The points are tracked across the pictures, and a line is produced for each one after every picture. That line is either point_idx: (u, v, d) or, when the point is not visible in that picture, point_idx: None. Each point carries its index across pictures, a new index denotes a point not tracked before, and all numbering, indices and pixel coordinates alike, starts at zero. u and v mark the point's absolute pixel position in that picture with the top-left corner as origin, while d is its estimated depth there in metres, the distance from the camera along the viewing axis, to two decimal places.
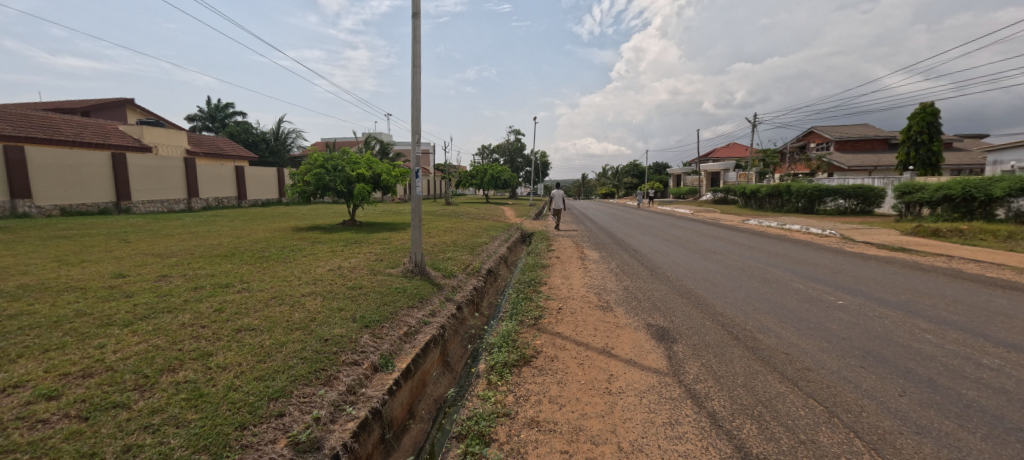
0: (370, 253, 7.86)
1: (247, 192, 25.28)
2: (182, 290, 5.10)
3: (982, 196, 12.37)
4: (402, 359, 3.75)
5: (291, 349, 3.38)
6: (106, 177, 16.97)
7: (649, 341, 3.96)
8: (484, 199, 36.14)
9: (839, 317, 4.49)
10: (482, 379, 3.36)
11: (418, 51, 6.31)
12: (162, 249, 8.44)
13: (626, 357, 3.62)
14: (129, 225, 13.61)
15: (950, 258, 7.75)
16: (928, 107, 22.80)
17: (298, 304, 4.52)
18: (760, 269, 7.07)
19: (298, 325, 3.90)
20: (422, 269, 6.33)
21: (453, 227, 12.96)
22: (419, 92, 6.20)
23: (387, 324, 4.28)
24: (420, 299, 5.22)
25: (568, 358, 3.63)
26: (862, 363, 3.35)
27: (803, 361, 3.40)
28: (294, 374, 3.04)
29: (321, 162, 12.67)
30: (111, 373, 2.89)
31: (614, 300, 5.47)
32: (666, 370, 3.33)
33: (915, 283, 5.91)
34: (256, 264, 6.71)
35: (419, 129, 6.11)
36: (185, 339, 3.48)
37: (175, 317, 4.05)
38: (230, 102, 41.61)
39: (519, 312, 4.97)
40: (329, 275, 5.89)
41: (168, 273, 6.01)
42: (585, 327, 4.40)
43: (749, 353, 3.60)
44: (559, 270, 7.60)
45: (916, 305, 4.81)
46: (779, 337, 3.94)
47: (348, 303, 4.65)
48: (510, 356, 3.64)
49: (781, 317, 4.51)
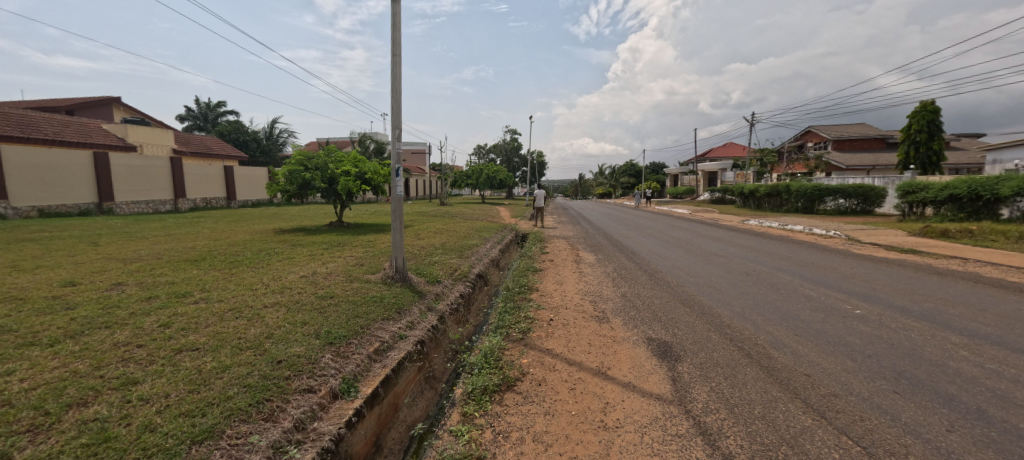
0: (350, 257, 7.34)
1: (236, 192, 24.64)
2: (132, 301, 4.59)
3: (989, 195, 12.00)
4: (368, 382, 3.28)
5: (233, 375, 2.89)
6: (87, 177, 16.35)
7: (649, 359, 3.50)
8: (479, 199, 35.58)
9: (860, 330, 4.04)
10: (455, 409, 2.87)
11: (397, 39, 5.85)
12: (130, 253, 7.91)
13: (624, 380, 3.15)
14: (107, 227, 13.03)
15: (964, 260, 7.32)
16: (929, 105, 22.49)
17: (256, 318, 4.02)
18: (765, 274, 6.63)
19: (250, 344, 3.40)
20: (404, 276, 5.82)
21: (444, 228, 12.53)
22: (398, 83, 5.74)
23: (355, 340, 3.79)
24: (398, 310, 4.72)
25: (558, 381, 3.15)
26: (896, 387, 2.91)
27: (828, 386, 2.95)
28: (229, 408, 2.54)
29: (304, 160, 12.16)
30: (5, 410, 2.40)
31: (611, 309, 5.01)
32: (671, 397, 2.87)
33: (935, 289, 5.47)
34: (224, 270, 6.19)
35: (399, 123, 5.65)
36: (111, 363, 2.99)
37: (110, 335, 3.54)
38: (220, 101, 40.90)
39: (505, 324, 4.49)
40: (299, 283, 5.38)
41: (125, 281, 5.50)
42: (578, 342, 3.93)
43: (764, 374, 3.16)
44: (553, 275, 7.14)
45: (942, 316, 4.36)
46: (797, 355, 3.49)
47: (314, 316, 4.15)
48: (492, 380, 3.16)
49: (796, 330, 4.06)
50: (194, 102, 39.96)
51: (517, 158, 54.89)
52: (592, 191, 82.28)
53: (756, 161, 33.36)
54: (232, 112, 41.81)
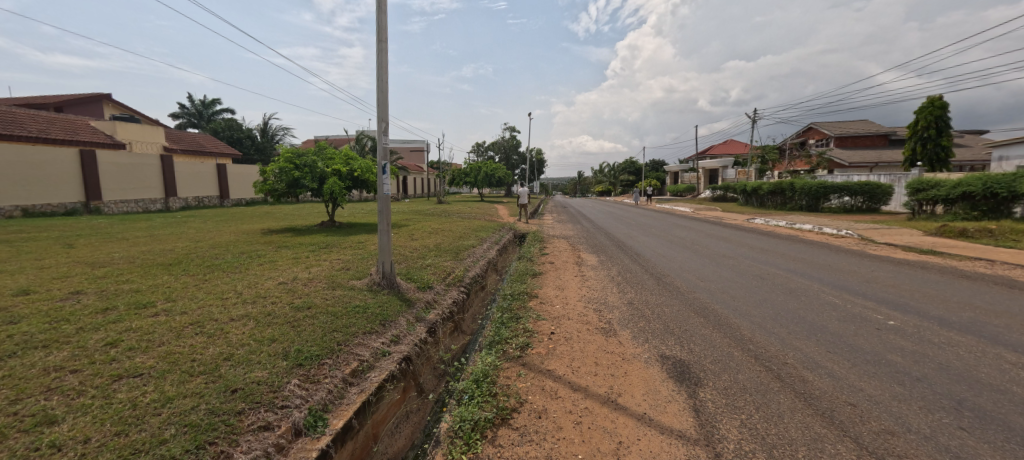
0: (337, 261, 6.84)
1: (228, 191, 24.07)
2: (85, 314, 4.11)
3: (1005, 193, 11.51)
4: (340, 413, 2.81)
5: (175, 411, 2.43)
6: (73, 175, 15.81)
7: (666, 383, 3.04)
8: (477, 198, 35.02)
9: (899, 345, 3.60)
10: (439, 450, 2.42)
11: (384, 23, 5.38)
12: (102, 257, 7.42)
13: (638, 411, 2.69)
14: (88, 228, 12.50)
15: (990, 262, 6.90)
16: (936, 100, 22.01)
17: (219, 334, 3.55)
18: (781, 278, 6.17)
19: (204, 368, 2.94)
20: (392, 282, 5.37)
21: (440, 227, 12.10)
22: (384, 71, 5.26)
23: (330, 359, 3.32)
24: (382, 322, 4.25)
25: (560, 413, 2.69)
26: (961, 422, 2.46)
27: (880, 420, 2.49)
28: (160, 456, 2.08)
29: (292, 158, 11.65)
30: None
31: (617, 319, 4.56)
32: (695, 434, 2.41)
33: (970, 296, 5.01)
34: (198, 276, 5.70)
35: (385, 114, 5.19)
36: (33, 396, 2.53)
37: (44, 357, 3.07)
38: (215, 99, 40.34)
39: (501, 339, 4.01)
40: (275, 290, 4.90)
41: (85, 289, 5.01)
42: (583, 361, 3.48)
43: (800, 402, 2.72)
44: (554, 279, 6.70)
45: (986, 328, 3.93)
46: (834, 377, 3.05)
47: (285, 331, 3.69)
48: (484, 412, 2.70)
49: (828, 346, 3.61)
50: (189, 99, 39.39)
51: (516, 155, 54.53)
52: (590, 189, 81.79)
53: (758, 159, 32.91)
54: (228, 110, 41.32)
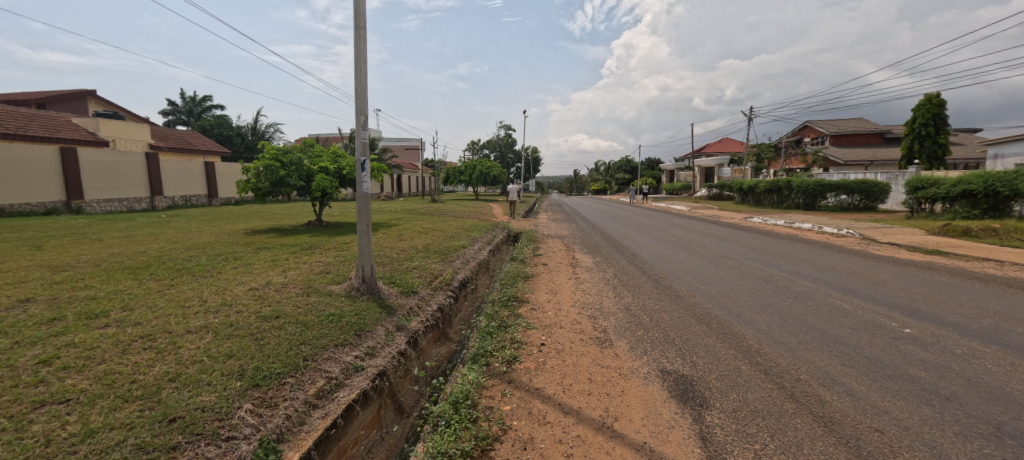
0: (317, 264, 6.45)
1: (216, 189, 23.47)
2: (27, 325, 3.71)
3: (1007, 191, 11.31)
4: (298, 443, 2.45)
5: (95, 447, 2.07)
6: (54, 173, 15.24)
7: (667, 404, 2.72)
8: (472, 197, 34.55)
9: (920, 357, 3.30)
10: None
11: (361, 8, 5.02)
12: (68, 260, 6.98)
13: (636, 439, 2.36)
14: (65, 228, 11.98)
15: (998, 263, 6.64)
16: (933, 98, 21.82)
17: (171, 349, 3.18)
18: (784, 280, 5.88)
19: (143, 392, 2.57)
20: (372, 287, 5.00)
21: (431, 227, 11.73)
22: (362, 60, 4.89)
23: (292, 378, 2.96)
24: (357, 332, 3.88)
25: (549, 443, 2.35)
26: (1005, 452, 2.15)
27: (912, 451, 2.17)
28: None
29: (277, 155, 11.21)
30: None
31: (613, 328, 4.23)
32: None
33: (986, 300, 4.74)
34: (165, 281, 5.30)
35: (364, 106, 4.84)
36: None
37: None
38: (205, 96, 39.55)
39: (485, 351, 3.67)
40: (243, 298, 4.51)
41: (36, 297, 4.57)
42: (575, 378, 3.14)
43: (821, 428, 2.40)
44: (546, 282, 6.37)
45: (1010, 336, 3.65)
46: (855, 396, 2.74)
47: (246, 345, 3.33)
48: (463, 442, 2.36)
49: (843, 359, 3.30)
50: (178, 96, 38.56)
51: (511, 153, 54.03)
52: (586, 187, 81.40)
53: (754, 157, 32.67)
54: (218, 107, 40.52)
